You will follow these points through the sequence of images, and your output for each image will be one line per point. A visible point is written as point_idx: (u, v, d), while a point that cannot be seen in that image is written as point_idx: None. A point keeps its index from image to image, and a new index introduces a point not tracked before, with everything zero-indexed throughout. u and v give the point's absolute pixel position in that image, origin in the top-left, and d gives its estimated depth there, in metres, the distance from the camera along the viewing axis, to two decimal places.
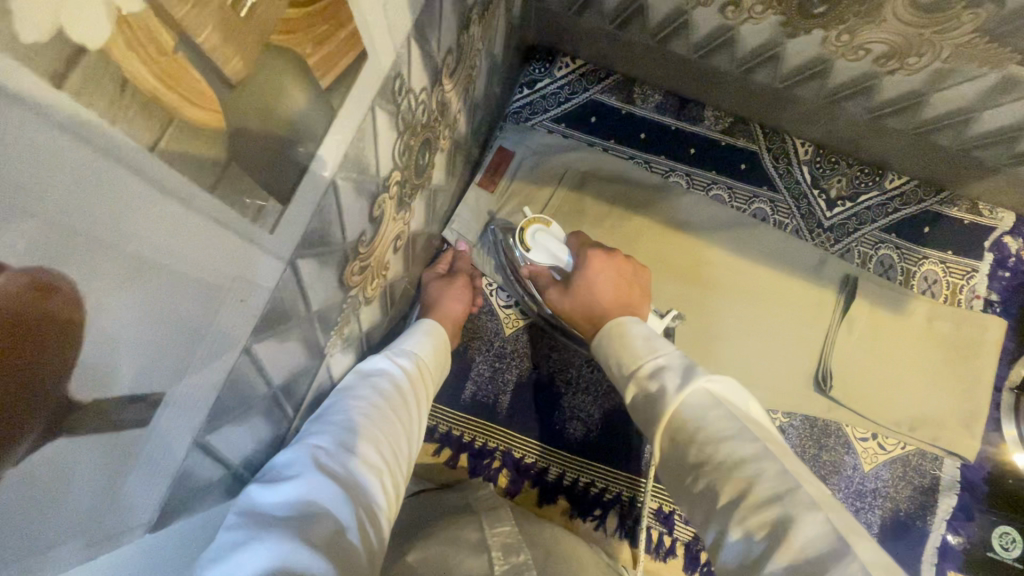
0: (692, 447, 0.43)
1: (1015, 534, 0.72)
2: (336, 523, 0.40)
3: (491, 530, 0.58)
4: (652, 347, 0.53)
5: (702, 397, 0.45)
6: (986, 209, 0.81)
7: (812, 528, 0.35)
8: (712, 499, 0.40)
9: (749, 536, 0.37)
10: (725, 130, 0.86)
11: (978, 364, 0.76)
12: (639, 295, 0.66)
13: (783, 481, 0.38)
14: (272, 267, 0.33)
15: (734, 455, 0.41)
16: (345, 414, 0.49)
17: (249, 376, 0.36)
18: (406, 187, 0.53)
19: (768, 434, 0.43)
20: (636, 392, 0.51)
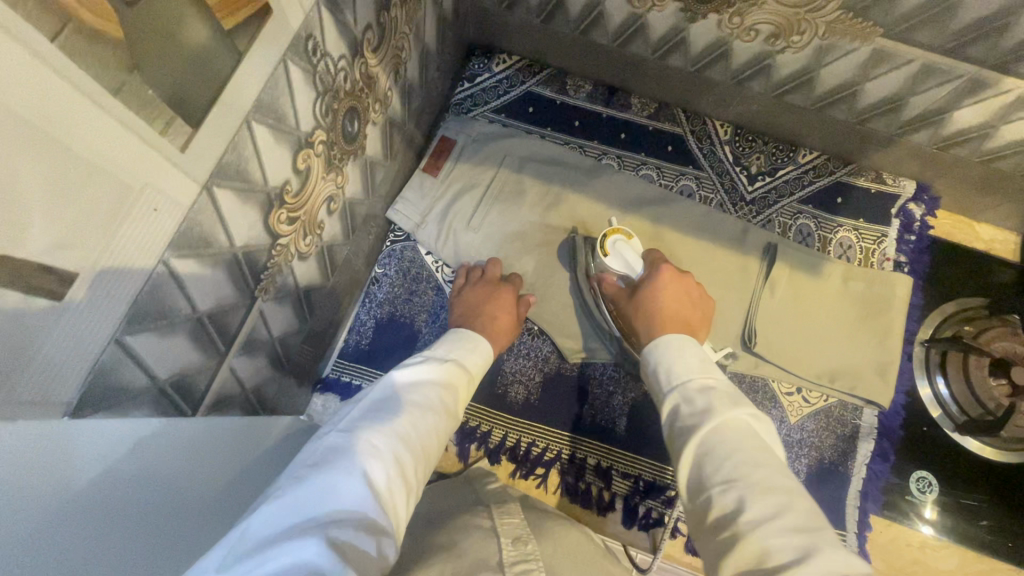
0: (729, 462, 0.45)
1: (930, 478, 0.78)
2: (363, 532, 0.38)
3: (501, 521, 0.56)
4: (707, 371, 0.55)
5: (745, 429, 0.48)
6: (889, 178, 0.89)
7: (837, 563, 0.37)
8: (726, 522, 0.42)
9: (764, 559, 0.38)
10: (651, 115, 0.93)
11: (890, 317, 0.81)
12: (700, 317, 0.68)
13: (813, 519, 0.40)
14: (186, 186, 0.39)
15: (767, 483, 0.43)
16: (381, 419, 0.48)
17: (169, 290, 0.41)
18: (334, 149, 0.59)
19: (799, 477, 0.46)
20: (674, 405, 0.53)
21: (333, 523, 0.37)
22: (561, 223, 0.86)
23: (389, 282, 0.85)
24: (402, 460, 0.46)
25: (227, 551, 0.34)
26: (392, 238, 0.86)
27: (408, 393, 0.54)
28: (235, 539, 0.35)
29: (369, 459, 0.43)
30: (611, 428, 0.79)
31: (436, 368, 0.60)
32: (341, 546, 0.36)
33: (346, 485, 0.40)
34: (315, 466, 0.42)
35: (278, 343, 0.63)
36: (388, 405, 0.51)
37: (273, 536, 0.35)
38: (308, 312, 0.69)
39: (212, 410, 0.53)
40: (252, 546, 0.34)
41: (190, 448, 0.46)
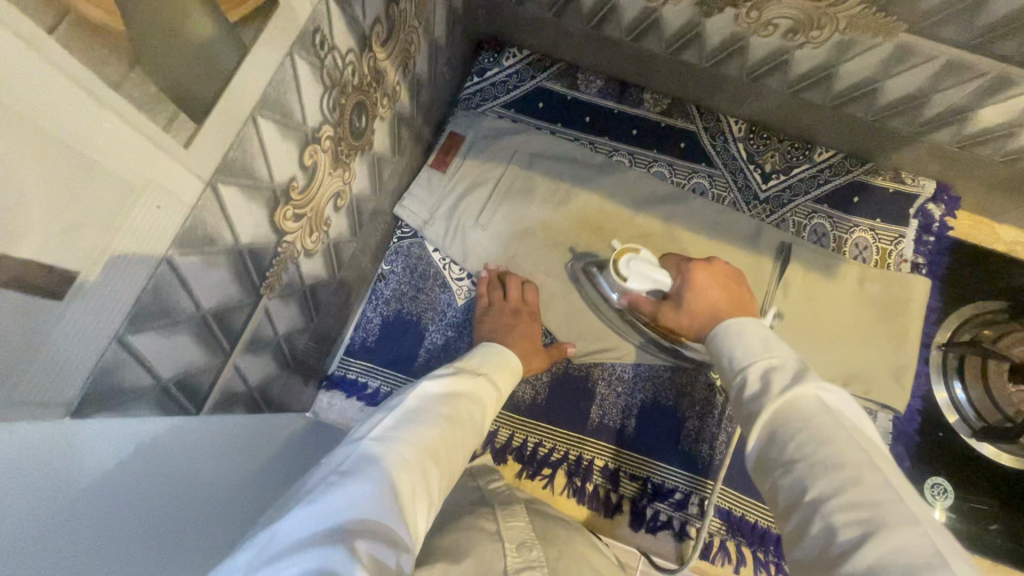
0: (795, 440, 0.44)
1: (945, 485, 0.77)
2: (386, 544, 0.36)
3: (506, 523, 0.55)
4: (768, 349, 0.53)
5: (810, 402, 0.46)
6: (908, 177, 0.87)
7: (910, 542, 0.35)
8: (800, 497, 0.42)
9: (833, 541, 0.38)
10: (664, 111, 0.91)
11: (907, 320, 0.79)
12: (745, 295, 0.67)
13: (882, 492, 0.39)
14: (189, 183, 0.38)
15: (835, 459, 0.42)
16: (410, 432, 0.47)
17: (173, 288, 0.40)
18: (341, 144, 0.58)
19: (873, 444, 0.44)
20: (742, 387, 0.52)
21: (355, 531, 0.36)
22: (570, 220, 0.84)
23: (396, 278, 0.84)
24: (428, 475, 0.44)
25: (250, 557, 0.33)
26: (399, 235, 0.85)
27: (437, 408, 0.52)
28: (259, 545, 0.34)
29: (396, 470, 0.42)
30: (620, 430, 0.78)
31: (465, 383, 0.58)
32: (363, 557, 0.34)
33: (370, 494, 0.39)
34: (344, 474, 0.40)
35: (284, 341, 0.63)
36: (417, 418, 0.50)
37: (295, 543, 0.34)
38: (314, 310, 0.68)
39: (216, 408, 0.53)
40: (279, 553, 0.33)
41: (193, 458, 0.44)
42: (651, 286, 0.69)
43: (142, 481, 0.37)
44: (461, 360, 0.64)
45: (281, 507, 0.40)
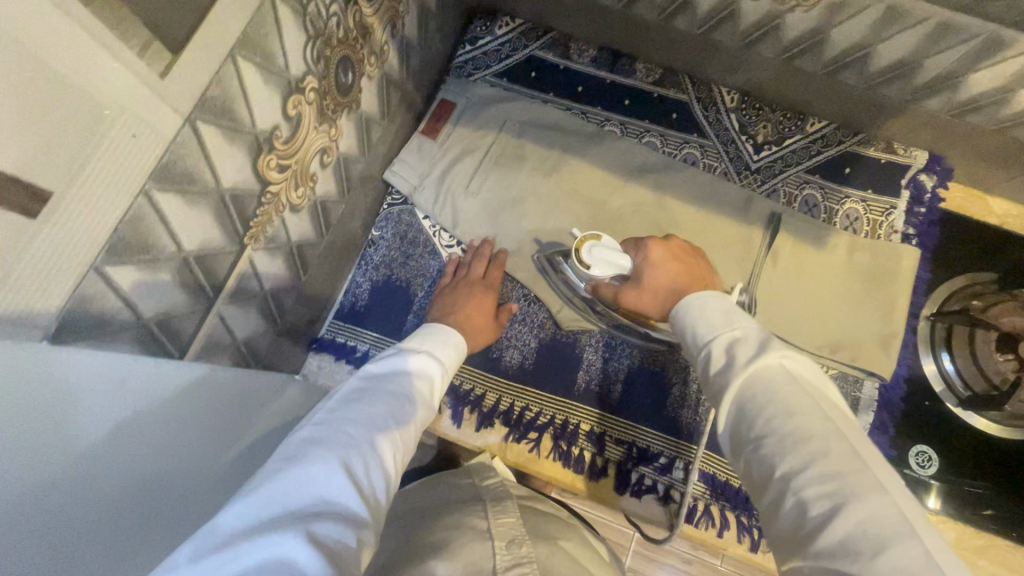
0: (761, 416, 0.44)
1: (930, 452, 0.77)
2: (342, 521, 0.37)
3: (496, 521, 0.55)
4: (729, 321, 0.53)
5: (773, 371, 0.46)
6: (900, 149, 0.86)
7: (876, 509, 0.37)
8: (769, 471, 0.42)
9: (804, 510, 0.39)
10: (656, 81, 0.91)
11: (895, 289, 0.79)
12: (705, 270, 0.67)
13: (851, 461, 0.40)
14: (166, 117, 0.38)
15: (802, 432, 0.42)
16: (358, 407, 0.47)
17: (153, 224, 0.41)
18: (326, 99, 0.58)
19: (836, 408, 0.45)
20: (708, 363, 0.52)
21: (307, 517, 0.36)
22: (560, 188, 0.85)
23: (385, 245, 0.84)
24: (383, 447, 0.44)
25: (195, 555, 0.33)
26: (389, 201, 0.86)
27: (385, 381, 0.52)
28: (202, 542, 0.34)
29: (345, 447, 0.42)
30: (606, 394, 0.79)
31: (415, 358, 0.58)
32: (318, 540, 0.34)
33: (320, 475, 0.39)
34: (284, 460, 0.40)
35: (270, 297, 0.63)
36: (365, 394, 0.49)
37: (242, 536, 0.34)
38: (301, 270, 0.69)
39: (200, 357, 0.53)
40: (219, 547, 0.33)
41: (171, 436, 0.42)
42: (614, 271, 0.70)
43: (115, 471, 0.36)
44: (412, 338, 0.63)
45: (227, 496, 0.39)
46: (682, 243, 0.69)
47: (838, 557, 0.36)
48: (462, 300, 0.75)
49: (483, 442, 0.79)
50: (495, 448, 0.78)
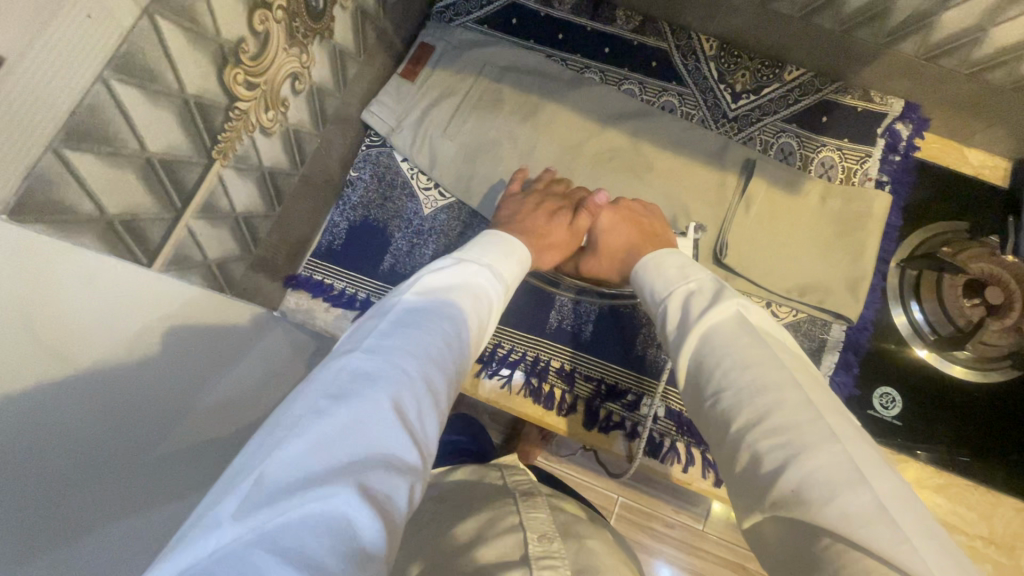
0: (717, 372, 0.45)
1: (894, 394, 0.79)
2: (394, 471, 0.35)
3: (526, 515, 0.57)
4: (686, 275, 0.55)
5: (730, 325, 0.47)
6: (878, 97, 0.86)
7: (829, 458, 0.37)
8: (726, 425, 0.43)
9: (757, 462, 0.39)
10: (636, 29, 0.91)
11: (865, 234, 0.80)
12: (656, 223, 0.70)
13: (805, 411, 0.40)
14: (123, 6, 0.39)
15: (758, 380, 0.42)
16: (422, 344, 0.43)
17: (112, 115, 0.42)
18: (296, 20, 0.59)
19: (795, 359, 0.45)
20: (665, 314, 0.53)
21: (360, 467, 0.34)
22: (537, 132, 0.85)
23: (363, 185, 0.85)
24: (434, 390, 0.42)
25: (241, 502, 0.31)
26: (367, 143, 0.86)
27: (439, 311, 0.48)
28: (249, 487, 0.32)
29: (397, 389, 0.39)
30: (576, 333, 0.80)
31: (470, 280, 0.53)
32: (372, 493, 0.33)
33: (372, 422, 0.36)
34: (346, 393, 0.37)
35: (243, 221, 0.65)
36: (427, 326, 0.45)
37: (293, 484, 0.32)
38: (276, 200, 0.71)
39: (172, 268, 0.55)
40: (281, 490, 0.31)
41: (131, 385, 0.48)
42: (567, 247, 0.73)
43: (79, 419, 0.43)
44: (468, 252, 0.58)
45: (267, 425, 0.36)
46: (629, 201, 0.73)
47: (791, 507, 0.36)
48: (527, 204, 0.72)
49: None
50: (466, 383, 0.79)
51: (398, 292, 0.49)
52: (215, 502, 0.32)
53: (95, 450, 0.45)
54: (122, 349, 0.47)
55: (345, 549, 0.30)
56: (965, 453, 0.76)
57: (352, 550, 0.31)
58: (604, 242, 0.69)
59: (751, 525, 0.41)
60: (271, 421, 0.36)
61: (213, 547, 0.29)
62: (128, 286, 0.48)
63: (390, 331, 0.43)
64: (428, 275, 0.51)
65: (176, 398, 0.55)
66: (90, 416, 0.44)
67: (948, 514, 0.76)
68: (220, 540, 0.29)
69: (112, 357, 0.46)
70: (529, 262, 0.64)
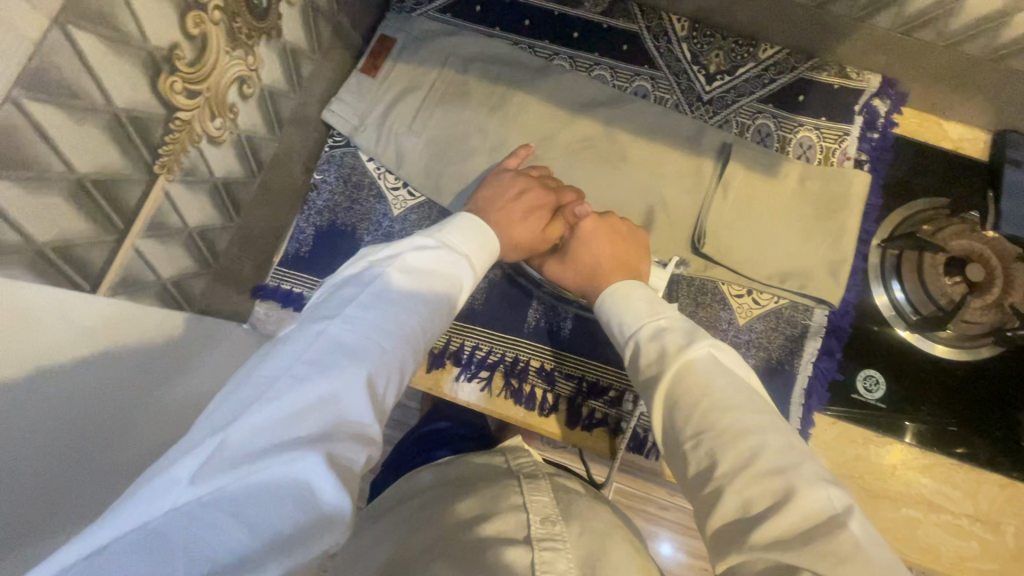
0: (698, 410, 0.43)
1: (877, 376, 0.78)
2: (356, 441, 0.36)
3: (530, 498, 0.55)
4: (655, 311, 0.53)
5: (707, 364, 0.46)
6: (854, 73, 0.84)
7: (815, 503, 0.37)
8: (709, 469, 0.41)
9: (748, 507, 0.38)
10: (605, 12, 0.88)
11: (843, 215, 0.78)
12: (636, 251, 0.68)
13: (787, 455, 0.39)
14: (27, 17, 0.35)
15: (740, 425, 0.41)
16: (389, 319, 0.43)
17: (31, 138, 0.39)
18: (236, 20, 0.55)
19: (768, 404, 0.45)
20: (634, 353, 0.52)
21: (323, 437, 0.35)
22: (507, 125, 0.82)
23: (328, 188, 0.82)
24: (402, 365, 0.43)
25: (201, 468, 0.32)
26: (331, 143, 0.83)
27: (412, 286, 0.47)
28: (214, 449, 0.33)
29: (365, 365, 0.39)
30: (556, 331, 0.79)
31: (445, 253, 0.52)
32: (335, 462, 0.34)
33: (339, 396, 0.37)
34: (315, 368, 0.37)
35: (197, 235, 0.62)
36: (396, 303, 0.45)
37: (253, 453, 0.33)
38: (233, 210, 0.67)
39: (120, 290, 0.52)
40: (243, 459, 0.32)
41: (91, 400, 0.44)
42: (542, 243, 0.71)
43: (34, 425, 0.39)
44: (444, 227, 0.55)
45: (230, 394, 0.36)
46: (619, 219, 0.71)
47: (775, 550, 0.35)
48: (511, 192, 0.68)
49: (433, 381, 0.78)
50: (446, 387, 0.77)
51: (373, 258, 0.48)
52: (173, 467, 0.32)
53: (61, 460, 0.41)
54: (78, 371, 0.43)
55: (301, 514, 0.32)
56: (954, 422, 0.76)
57: (309, 515, 0.32)
58: (580, 256, 0.67)
59: (723, 571, 0.39)
60: (236, 391, 0.36)
61: (178, 503, 0.31)
62: (71, 312, 0.44)
63: (360, 305, 0.43)
64: (404, 247, 0.50)
65: (138, 401, 0.50)
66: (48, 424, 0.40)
67: (933, 494, 0.75)
68: (184, 496, 0.31)
69: (76, 369, 0.43)
70: (496, 257, 0.61)
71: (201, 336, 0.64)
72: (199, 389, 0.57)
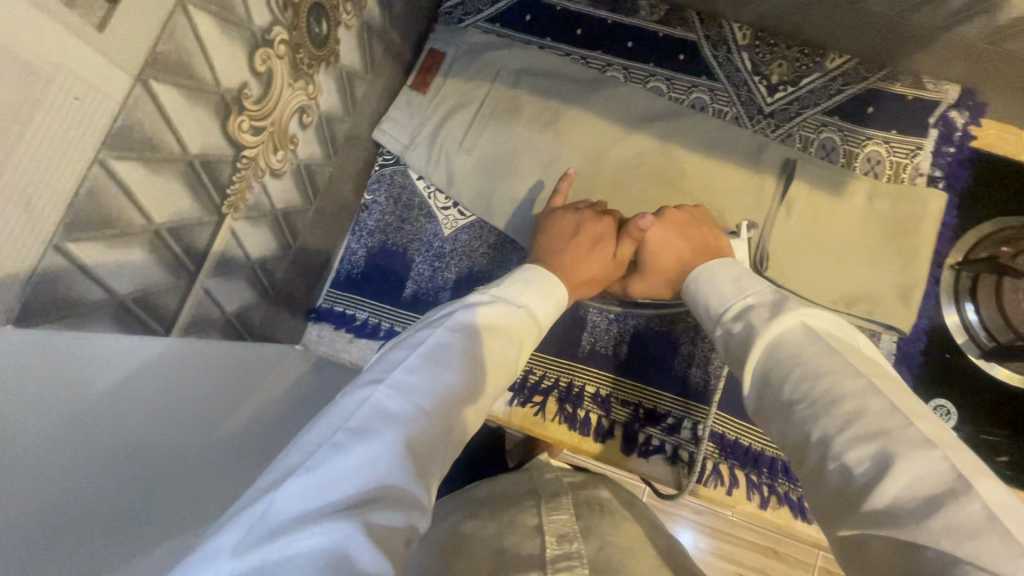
0: (788, 383, 0.40)
1: (949, 407, 0.75)
2: (398, 509, 0.33)
3: (549, 517, 0.54)
4: (742, 289, 0.51)
5: (798, 336, 0.42)
6: (930, 83, 0.79)
7: (925, 464, 0.32)
8: (805, 440, 0.38)
9: (850, 476, 0.35)
10: (661, 20, 0.85)
11: (918, 236, 0.74)
12: (707, 232, 0.65)
13: (892, 416, 0.35)
14: (111, 75, 0.35)
15: (832, 393, 0.38)
16: (436, 376, 0.41)
17: (116, 197, 0.38)
18: (300, 52, 0.54)
19: (877, 367, 0.40)
20: (723, 336, 0.49)
21: (364, 503, 0.32)
22: (560, 142, 0.80)
23: (379, 209, 0.81)
24: (450, 425, 0.40)
25: (242, 537, 0.30)
26: (381, 161, 0.82)
27: (461, 344, 0.45)
28: (256, 517, 0.31)
29: (411, 428, 0.37)
30: (611, 356, 0.77)
31: (502, 311, 0.50)
32: (376, 532, 0.31)
33: (383, 458, 0.34)
34: (360, 430, 0.35)
35: (259, 267, 0.61)
36: (444, 359, 0.43)
37: (294, 522, 0.30)
38: (290, 238, 0.67)
39: (189, 332, 0.52)
40: (282, 528, 0.30)
41: (177, 431, 0.43)
42: None
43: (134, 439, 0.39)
44: (501, 284, 0.54)
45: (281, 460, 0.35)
46: (677, 208, 0.68)
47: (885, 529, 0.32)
48: (565, 229, 0.67)
49: None
50: (500, 413, 0.77)
51: (425, 325, 0.47)
52: (214, 539, 0.30)
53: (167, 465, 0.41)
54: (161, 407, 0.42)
55: None
56: (996, 434, 0.73)
57: None
58: (651, 256, 0.65)
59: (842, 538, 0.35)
60: (283, 457, 0.35)
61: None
62: (154, 359, 0.44)
63: (409, 364, 0.41)
64: (457, 311, 0.48)
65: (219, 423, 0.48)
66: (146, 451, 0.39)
67: None
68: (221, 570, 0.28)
69: (157, 401, 0.42)
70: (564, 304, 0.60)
71: (264, 363, 0.63)
72: (267, 414, 0.56)
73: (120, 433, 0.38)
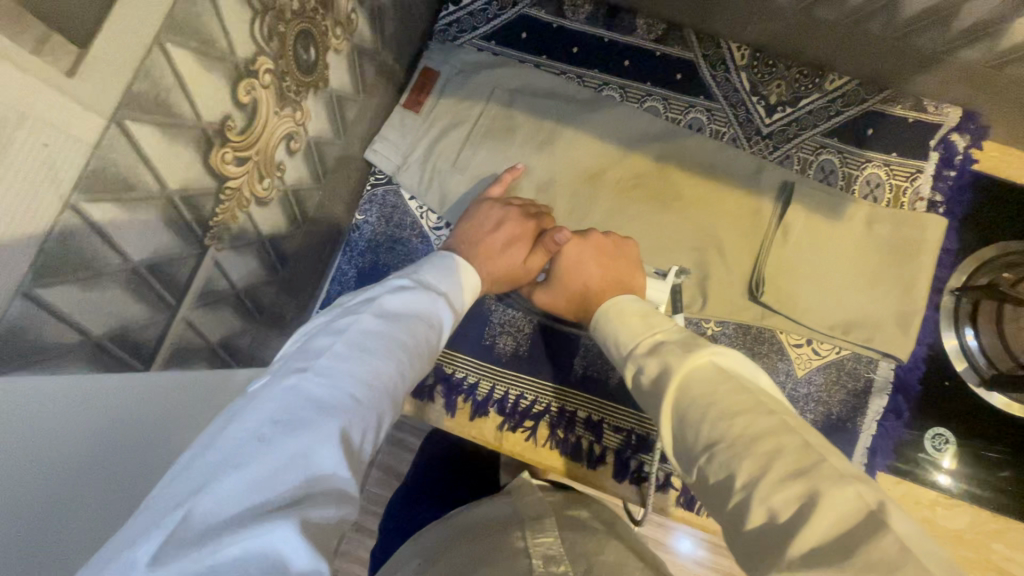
0: (704, 424, 0.38)
1: (948, 436, 0.73)
2: (333, 501, 0.33)
3: (533, 540, 0.52)
4: (650, 327, 0.49)
5: (710, 374, 0.41)
6: (931, 106, 0.78)
7: (842, 497, 0.31)
8: (727, 485, 0.35)
9: (774, 516, 0.32)
10: (657, 39, 0.84)
11: (918, 262, 0.73)
12: (627, 266, 0.64)
13: (807, 454, 0.34)
14: (82, 118, 0.34)
15: (750, 433, 0.36)
16: (367, 362, 0.40)
17: (90, 239, 0.37)
18: (286, 79, 0.53)
19: (786, 409, 0.39)
20: (635, 373, 0.47)
21: (298, 500, 0.31)
22: (554, 163, 0.79)
23: (370, 229, 0.80)
24: (381, 412, 0.40)
25: (163, 545, 0.28)
26: (372, 181, 0.81)
27: (390, 330, 0.44)
28: (177, 522, 0.29)
29: (343, 416, 0.36)
30: (603, 380, 0.76)
31: (427, 297, 0.50)
32: (311, 528, 0.31)
33: (316, 453, 0.33)
34: (289, 422, 0.34)
35: (245, 294, 0.61)
36: (374, 345, 0.42)
37: (224, 526, 0.29)
38: (278, 263, 0.66)
39: (170, 364, 0.51)
40: (211, 532, 0.29)
41: (141, 447, 0.43)
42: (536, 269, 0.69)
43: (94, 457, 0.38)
44: (422, 269, 0.53)
45: (193, 459, 0.33)
46: (607, 236, 0.67)
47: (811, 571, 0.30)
48: (488, 223, 0.66)
49: (478, 431, 0.76)
50: (490, 437, 0.76)
51: (348, 307, 0.45)
52: (128, 546, 0.29)
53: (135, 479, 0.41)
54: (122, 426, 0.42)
55: None
56: (993, 449, 0.72)
57: None
58: (566, 276, 0.64)
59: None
60: (198, 454, 0.33)
61: None
62: (124, 396, 0.43)
63: (337, 350, 0.40)
64: (382, 294, 0.47)
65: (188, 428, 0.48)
66: (77, 455, 0.37)
67: (1005, 561, 0.70)
68: None
69: (119, 422, 0.41)
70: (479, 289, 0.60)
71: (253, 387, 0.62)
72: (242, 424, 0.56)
73: (74, 450, 0.37)
